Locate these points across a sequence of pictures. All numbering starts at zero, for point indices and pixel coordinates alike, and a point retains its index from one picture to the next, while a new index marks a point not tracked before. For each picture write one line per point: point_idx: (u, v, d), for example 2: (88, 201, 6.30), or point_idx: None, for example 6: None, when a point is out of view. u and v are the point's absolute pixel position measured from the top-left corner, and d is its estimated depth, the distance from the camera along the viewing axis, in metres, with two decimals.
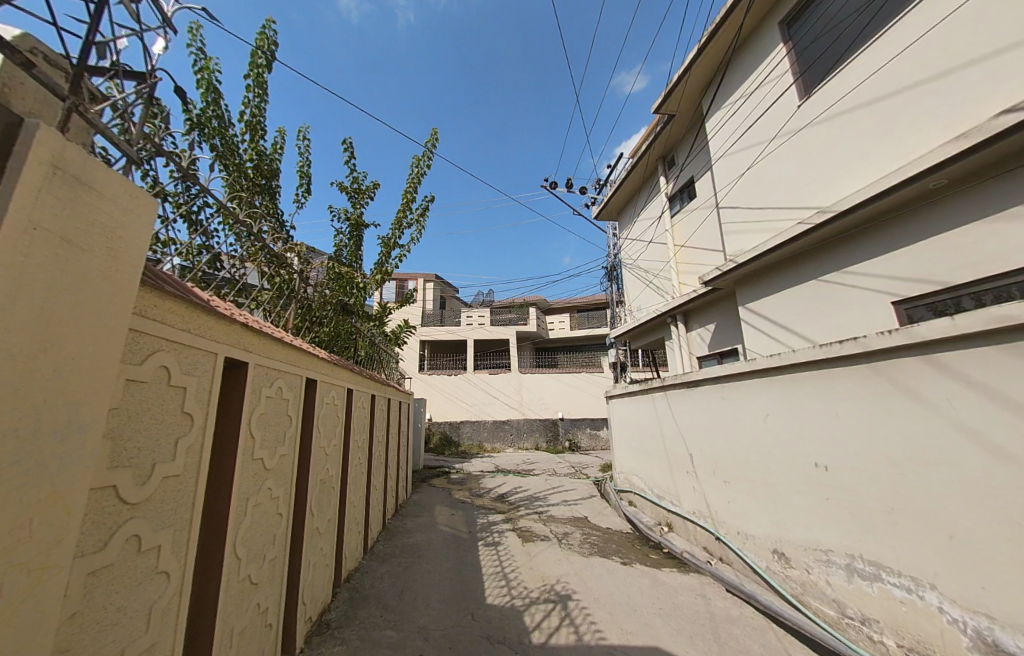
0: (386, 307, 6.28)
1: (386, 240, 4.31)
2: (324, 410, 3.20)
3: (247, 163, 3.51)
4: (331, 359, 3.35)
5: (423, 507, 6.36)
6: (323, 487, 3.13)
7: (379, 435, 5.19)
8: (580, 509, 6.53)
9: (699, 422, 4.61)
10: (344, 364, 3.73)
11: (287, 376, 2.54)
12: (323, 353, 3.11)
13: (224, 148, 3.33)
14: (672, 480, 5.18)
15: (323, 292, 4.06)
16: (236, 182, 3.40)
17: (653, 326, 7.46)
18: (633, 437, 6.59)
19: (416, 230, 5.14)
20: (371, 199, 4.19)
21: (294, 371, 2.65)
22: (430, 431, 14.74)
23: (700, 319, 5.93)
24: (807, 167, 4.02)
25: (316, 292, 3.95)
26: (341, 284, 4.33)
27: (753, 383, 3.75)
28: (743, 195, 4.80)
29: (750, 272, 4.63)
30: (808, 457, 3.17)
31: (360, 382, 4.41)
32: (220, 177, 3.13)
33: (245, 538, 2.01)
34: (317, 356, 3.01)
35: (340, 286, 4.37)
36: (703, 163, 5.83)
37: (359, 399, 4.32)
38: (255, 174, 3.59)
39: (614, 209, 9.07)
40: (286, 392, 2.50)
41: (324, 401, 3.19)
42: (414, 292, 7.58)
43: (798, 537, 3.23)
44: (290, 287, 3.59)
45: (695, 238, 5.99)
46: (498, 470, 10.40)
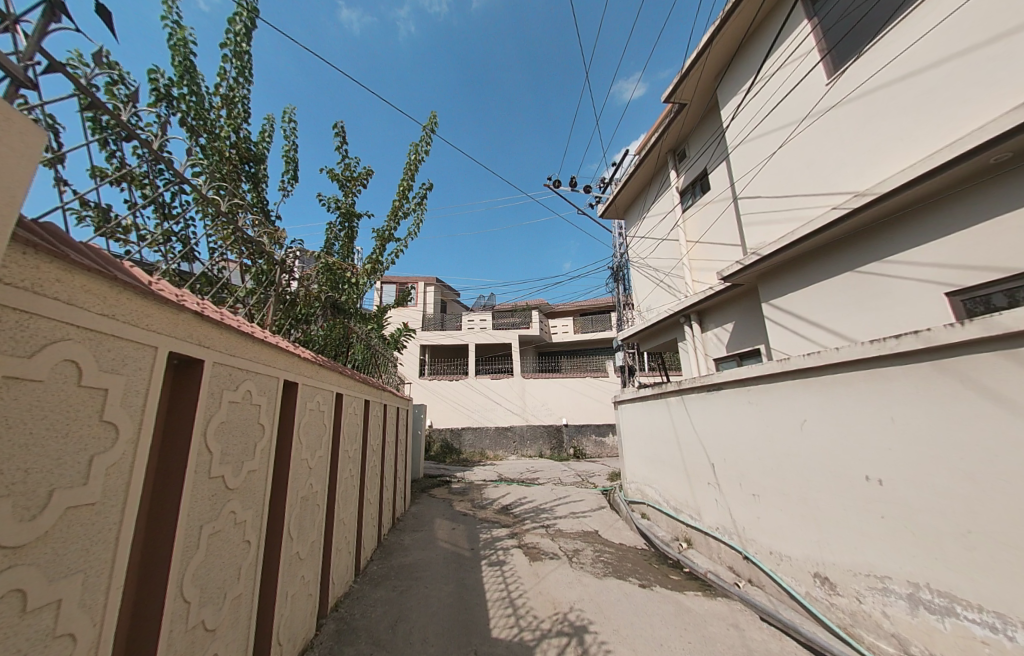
0: (385, 310, 6.11)
1: (382, 233, 3.95)
2: (307, 418, 2.85)
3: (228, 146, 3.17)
4: (317, 360, 3.00)
5: (421, 520, 5.96)
6: (306, 506, 2.76)
7: (373, 444, 4.81)
8: (589, 522, 6.11)
9: (721, 429, 4.24)
10: (334, 366, 3.40)
11: (259, 379, 2.20)
12: (306, 352, 2.77)
13: (199, 127, 2.99)
14: (691, 493, 4.77)
15: (309, 287, 3.64)
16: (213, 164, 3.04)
17: (663, 328, 7.09)
18: (645, 445, 6.18)
19: (414, 224, 4.78)
20: (364, 187, 3.85)
21: (269, 372, 2.31)
22: (431, 439, 14.37)
23: (717, 319, 5.56)
24: (838, 151, 3.69)
25: (302, 287, 3.57)
26: (331, 278, 3.87)
27: (788, 385, 3.37)
28: (764, 184, 4.45)
29: (772, 266, 4.30)
30: (855, 468, 2.80)
31: (353, 386, 4.07)
32: (195, 158, 2.79)
33: (198, 574, 1.65)
34: (300, 355, 2.67)
35: (330, 279, 3.89)
36: (718, 153, 5.49)
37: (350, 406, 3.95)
38: (235, 158, 3.25)
39: (620, 206, 8.74)
40: (256, 397, 2.15)
41: (306, 407, 2.83)
42: (412, 293, 7.26)
43: (846, 561, 2.85)
44: (274, 282, 3.22)
45: (709, 233, 5.66)
46: (501, 479, 10.01)
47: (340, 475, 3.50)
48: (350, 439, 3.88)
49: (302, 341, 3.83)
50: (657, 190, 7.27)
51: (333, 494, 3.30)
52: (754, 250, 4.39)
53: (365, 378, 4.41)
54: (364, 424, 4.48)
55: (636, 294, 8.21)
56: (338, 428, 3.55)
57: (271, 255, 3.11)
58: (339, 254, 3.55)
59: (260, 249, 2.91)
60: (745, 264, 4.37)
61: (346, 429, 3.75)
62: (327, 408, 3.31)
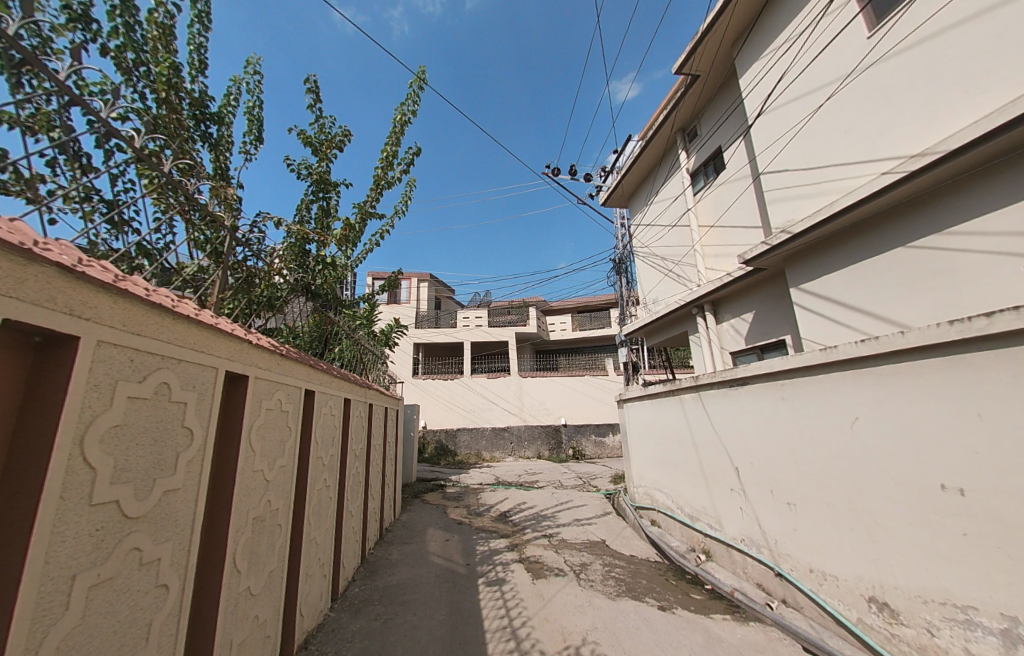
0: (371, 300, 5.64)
1: (362, 206, 3.39)
2: (263, 419, 2.48)
3: (173, 103, 2.65)
4: (276, 350, 2.64)
5: (412, 531, 5.44)
6: (256, 527, 2.34)
7: (356, 449, 4.28)
8: (595, 530, 5.62)
9: (747, 429, 3.78)
10: (302, 360, 2.98)
11: (182, 370, 1.80)
12: (255, 339, 2.37)
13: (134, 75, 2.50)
14: (710, 499, 4.31)
15: (272, 263, 2.99)
16: (156, 122, 2.56)
17: (672, 320, 6.63)
18: (654, 445, 5.73)
19: (402, 202, 4.24)
20: (342, 151, 3.31)
21: (198, 363, 1.91)
22: (424, 440, 13.82)
23: (733, 309, 5.12)
24: (880, 113, 3.23)
25: (266, 265, 2.95)
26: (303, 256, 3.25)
27: (836, 377, 2.90)
28: (787, 158, 4.01)
29: (790, 250, 3.95)
30: (927, 474, 2.34)
31: (331, 383, 3.64)
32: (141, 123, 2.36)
33: (69, 646, 1.24)
34: (247, 343, 2.28)
35: (300, 258, 3.26)
36: (734, 129, 5.03)
37: (325, 405, 3.46)
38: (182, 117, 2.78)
39: (624, 194, 8.27)
40: (177, 394, 1.76)
41: (261, 406, 2.44)
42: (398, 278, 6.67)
43: (910, 584, 2.40)
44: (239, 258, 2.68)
45: (725, 216, 5.21)
46: (499, 482, 9.50)
47: (310, 484, 3.05)
48: (326, 441, 3.43)
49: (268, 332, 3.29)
50: (664, 174, 6.78)
51: (297, 507, 2.88)
52: (780, 229, 3.94)
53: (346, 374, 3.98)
54: (345, 423, 4.04)
55: (642, 286, 7.74)
56: (311, 430, 3.13)
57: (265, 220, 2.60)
58: (322, 221, 2.95)
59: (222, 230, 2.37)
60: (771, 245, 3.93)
61: (319, 432, 3.28)
62: (294, 407, 2.89)
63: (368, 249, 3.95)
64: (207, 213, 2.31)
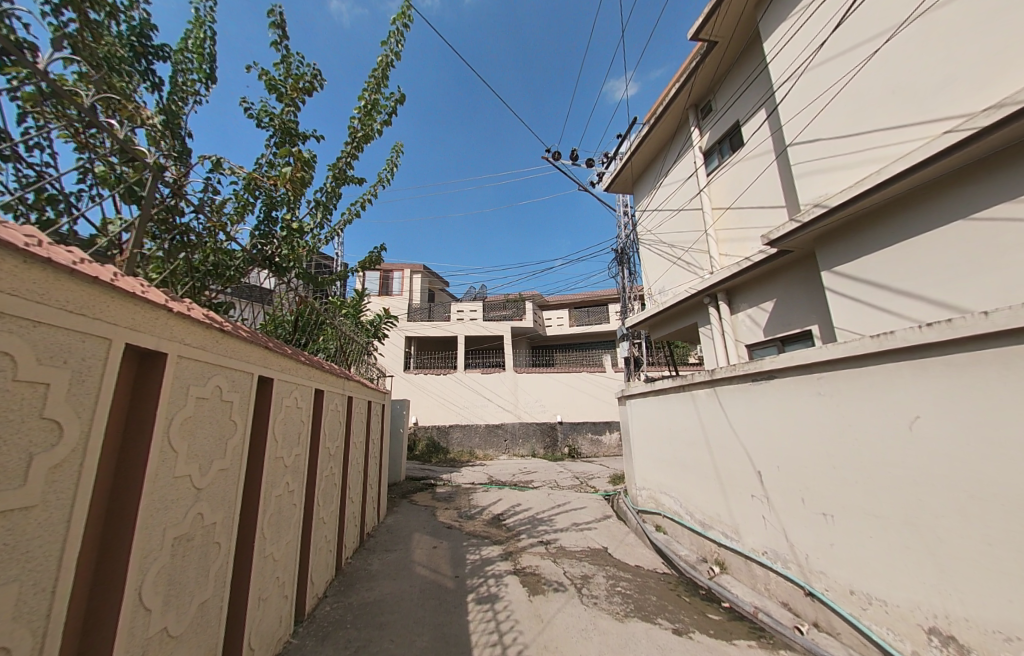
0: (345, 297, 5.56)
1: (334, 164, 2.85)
2: (191, 412, 1.87)
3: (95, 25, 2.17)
4: (213, 324, 2.01)
5: (397, 536, 4.97)
6: (179, 548, 1.77)
7: (330, 448, 3.79)
8: (596, 537, 5.19)
9: (772, 429, 3.36)
10: (257, 340, 2.45)
11: (41, 338, 1.16)
12: (176, 305, 1.74)
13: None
14: (726, 506, 3.90)
15: (230, 228, 2.39)
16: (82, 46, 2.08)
17: (680, 312, 6.21)
18: (660, 445, 5.30)
19: (388, 168, 3.72)
20: (313, 96, 2.78)
21: (78, 332, 1.27)
22: (415, 437, 13.34)
23: (751, 298, 4.70)
24: (942, 65, 2.76)
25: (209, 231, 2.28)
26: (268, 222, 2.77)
27: (890, 370, 2.48)
28: (827, 123, 3.53)
29: (830, 224, 3.47)
30: (1013, 484, 1.93)
31: (298, 372, 3.14)
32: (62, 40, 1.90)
33: None
34: (161, 308, 1.63)
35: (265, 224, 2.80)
36: (755, 100, 4.56)
37: (287, 398, 2.92)
38: (105, 45, 2.26)
39: (628, 178, 7.80)
40: (31, 371, 1.12)
41: (186, 396, 1.82)
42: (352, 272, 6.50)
43: (988, 618, 1.99)
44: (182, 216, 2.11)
45: (744, 196, 4.77)
46: (492, 481, 9.06)
47: (265, 489, 2.53)
48: (289, 439, 2.92)
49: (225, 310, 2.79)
50: (674, 155, 6.32)
51: (245, 519, 2.37)
52: (816, 202, 3.47)
53: (315, 359, 3.47)
54: (316, 418, 3.53)
55: (647, 276, 7.31)
56: (267, 424, 2.61)
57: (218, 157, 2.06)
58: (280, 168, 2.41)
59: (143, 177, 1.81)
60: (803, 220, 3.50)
61: (279, 428, 2.77)
62: (243, 397, 2.33)
63: (346, 219, 3.44)
64: (125, 146, 1.53)
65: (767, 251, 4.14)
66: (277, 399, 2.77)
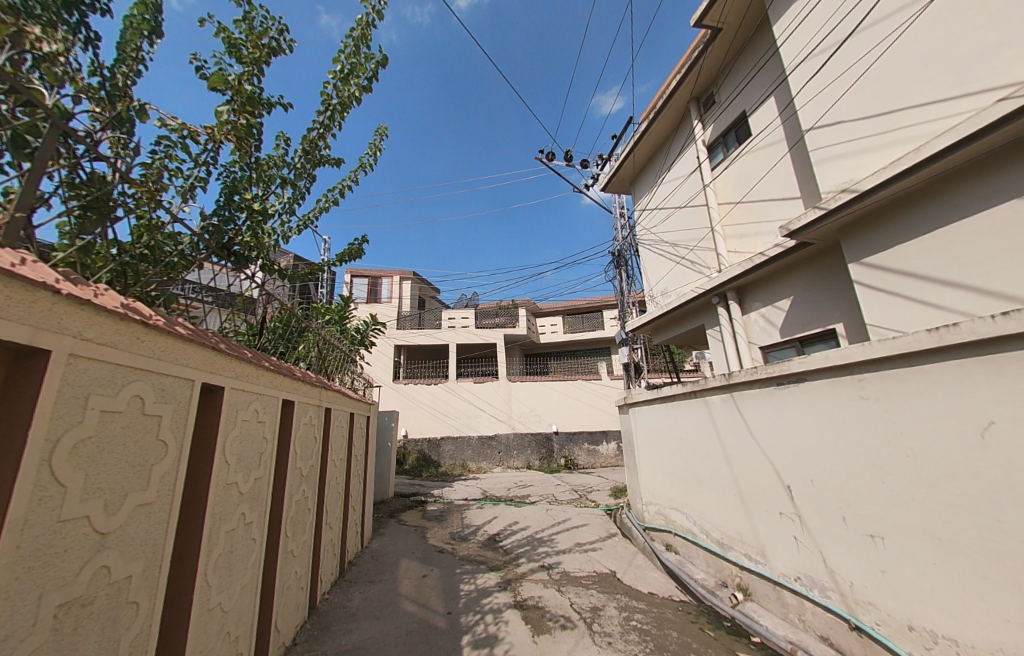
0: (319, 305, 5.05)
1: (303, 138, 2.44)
2: (92, 435, 1.35)
3: None
4: (134, 316, 1.51)
5: (382, 564, 4.46)
6: (64, 621, 1.25)
7: (302, 469, 3.25)
8: (602, 559, 4.74)
9: (804, 438, 3.01)
10: (201, 340, 1.95)
11: None
12: (65, 288, 1.22)
13: None
14: (749, 525, 3.52)
15: (158, 195, 1.89)
16: None
17: (684, 314, 5.90)
18: (668, 456, 4.90)
19: (371, 152, 3.34)
20: (280, 56, 2.40)
21: None
22: (405, 450, 12.74)
23: (765, 297, 4.39)
24: (986, 33, 2.54)
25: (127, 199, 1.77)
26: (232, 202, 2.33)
27: (953, 367, 2.17)
28: (857, 102, 3.27)
29: (868, 205, 3.12)
30: None
31: (259, 379, 2.61)
32: None
33: None
34: (31, 285, 1.12)
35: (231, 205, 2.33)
36: (766, 87, 4.33)
37: (244, 411, 2.40)
38: None
39: (626, 178, 7.54)
40: None
41: (81, 410, 1.31)
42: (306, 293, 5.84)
43: None
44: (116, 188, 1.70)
45: (755, 189, 4.51)
46: (486, 497, 8.54)
47: (208, 526, 2.01)
48: (245, 460, 2.41)
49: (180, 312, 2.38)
50: (675, 151, 6.08)
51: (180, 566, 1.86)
52: (846, 186, 3.19)
53: (279, 364, 2.95)
54: (282, 434, 2.99)
55: (648, 278, 7.02)
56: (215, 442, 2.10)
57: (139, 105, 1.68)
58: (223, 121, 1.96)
59: (47, 125, 1.39)
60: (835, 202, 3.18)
61: (230, 449, 2.24)
62: (177, 411, 1.81)
63: (322, 207, 3.04)
64: None
65: (784, 243, 3.87)
66: (230, 413, 2.25)
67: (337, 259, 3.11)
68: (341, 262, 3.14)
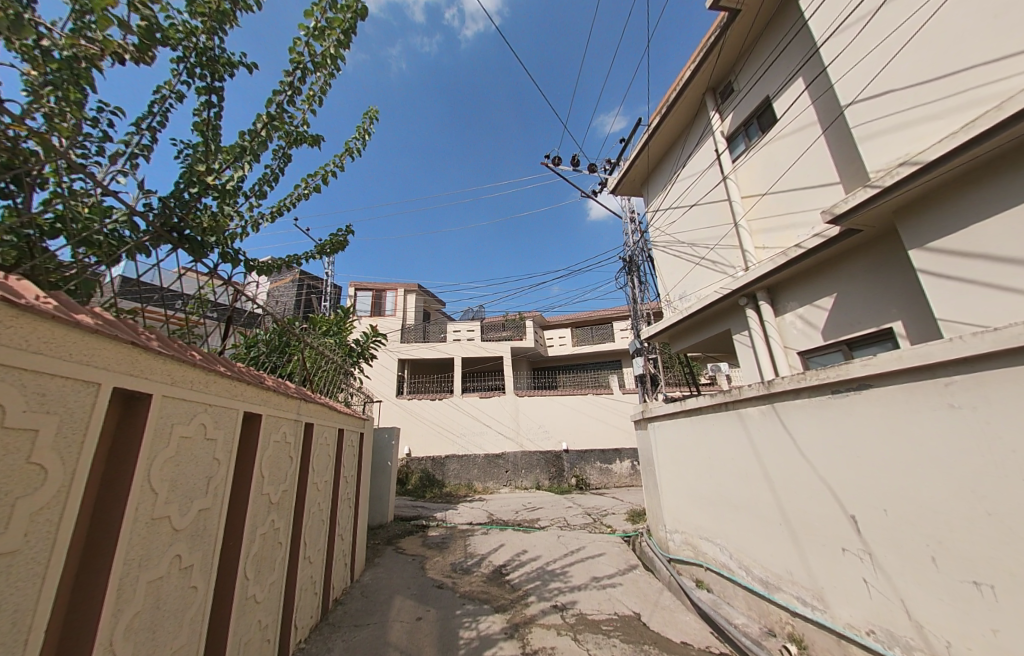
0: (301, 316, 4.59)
1: (269, 101, 2.09)
2: None
3: None
4: None
5: (373, 602, 3.94)
6: None
7: (272, 496, 2.57)
8: (623, 597, 4.14)
9: (871, 458, 2.48)
10: (111, 333, 1.38)
11: None
12: None
13: None
14: (801, 562, 2.95)
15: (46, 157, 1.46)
16: None
17: (706, 319, 5.44)
18: (695, 477, 4.34)
19: (360, 135, 3.02)
20: (248, 14, 2.10)
21: None
22: (407, 469, 12.17)
23: (805, 296, 3.90)
24: None
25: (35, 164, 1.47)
26: (193, 183, 2.02)
27: None
28: (909, 67, 2.90)
29: (974, 161, 2.53)
30: None
31: (212, 388, 1.98)
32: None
33: None
34: None
35: (191, 184, 2.02)
36: (791, 67, 4.00)
37: (184, 427, 1.76)
38: None
39: (637, 179, 7.21)
40: None
41: None
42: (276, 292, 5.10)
43: None
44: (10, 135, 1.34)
45: (785, 177, 4.10)
46: (492, 521, 7.93)
47: (120, 577, 1.42)
48: (189, 490, 1.80)
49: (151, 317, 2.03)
50: (691, 146, 5.74)
51: (75, 638, 1.30)
52: (905, 159, 2.77)
53: (237, 367, 2.31)
54: (248, 454, 2.34)
55: (665, 283, 6.57)
56: (141, 461, 1.51)
57: (18, 14, 1.22)
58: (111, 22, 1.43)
59: None
60: (915, 169, 2.65)
61: (161, 476, 1.63)
62: (65, 424, 1.25)
63: (301, 193, 2.69)
64: None
65: (828, 233, 3.43)
66: (162, 427, 1.64)
67: (318, 250, 2.74)
68: (323, 253, 2.77)
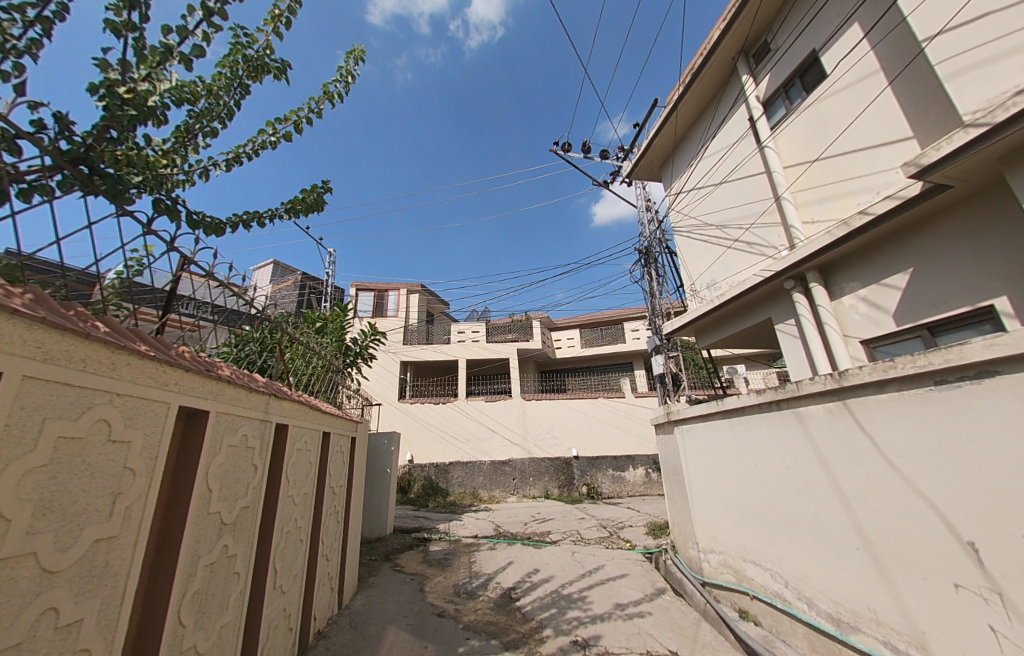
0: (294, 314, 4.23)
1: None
2: None
3: None
4: None
5: (360, 635, 3.36)
6: None
7: (224, 515, 2.03)
8: (654, 630, 3.53)
9: (1003, 468, 1.88)
10: None
11: None
12: None
13: None
14: (890, 599, 2.33)
15: None
16: None
17: (743, 308, 4.99)
18: (737, 489, 3.75)
19: (342, 77, 2.54)
20: None
21: None
22: (409, 477, 11.61)
23: (878, 271, 3.53)
24: None
25: None
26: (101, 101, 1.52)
27: None
28: None
29: None
30: None
31: (122, 372, 1.46)
32: None
33: None
34: None
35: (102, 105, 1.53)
36: (846, 14, 3.63)
37: (67, 423, 1.24)
38: None
39: (655, 162, 6.75)
40: None
41: None
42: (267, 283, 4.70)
43: None
44: None
45: (844, 136, 3.70)
46: (499, 534, 7.34)
47: None
48: (75, 513, 1.27)
49: (41, 274, 1.51)
50: (719, 118, 5.30)
51: None
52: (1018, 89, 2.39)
53: (171, 350, 1.79)
54: (188, 462, 1.82)
55: (688, 272, 6.04)
56: None
57: None
58: None
59: None
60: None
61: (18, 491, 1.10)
62: None
63: (265, 139, 2.19)
64: None
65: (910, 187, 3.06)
66: (22, 422, 1.11)
67: (288, 209, 2.24)
68: (293, 212, 2.26)
